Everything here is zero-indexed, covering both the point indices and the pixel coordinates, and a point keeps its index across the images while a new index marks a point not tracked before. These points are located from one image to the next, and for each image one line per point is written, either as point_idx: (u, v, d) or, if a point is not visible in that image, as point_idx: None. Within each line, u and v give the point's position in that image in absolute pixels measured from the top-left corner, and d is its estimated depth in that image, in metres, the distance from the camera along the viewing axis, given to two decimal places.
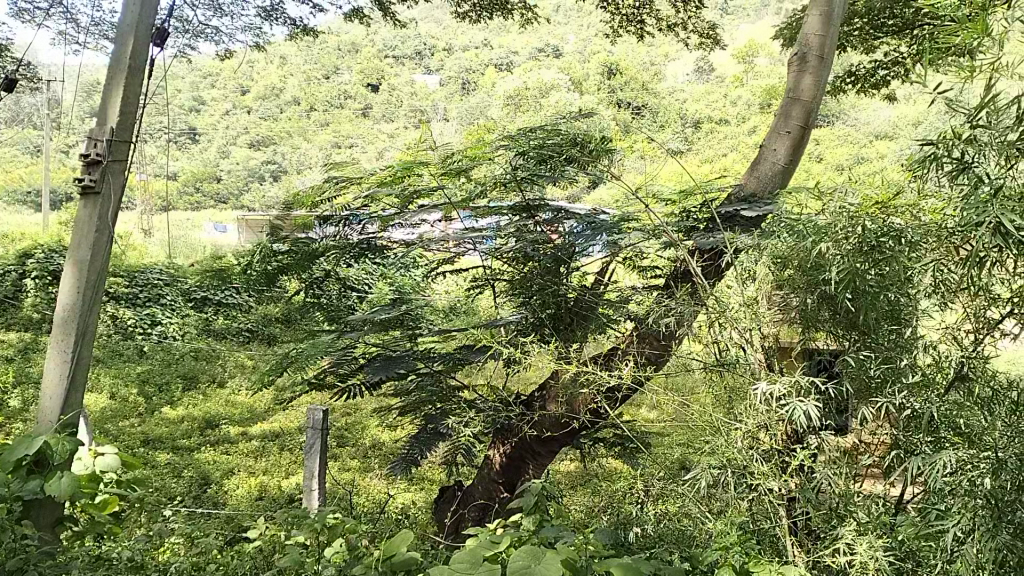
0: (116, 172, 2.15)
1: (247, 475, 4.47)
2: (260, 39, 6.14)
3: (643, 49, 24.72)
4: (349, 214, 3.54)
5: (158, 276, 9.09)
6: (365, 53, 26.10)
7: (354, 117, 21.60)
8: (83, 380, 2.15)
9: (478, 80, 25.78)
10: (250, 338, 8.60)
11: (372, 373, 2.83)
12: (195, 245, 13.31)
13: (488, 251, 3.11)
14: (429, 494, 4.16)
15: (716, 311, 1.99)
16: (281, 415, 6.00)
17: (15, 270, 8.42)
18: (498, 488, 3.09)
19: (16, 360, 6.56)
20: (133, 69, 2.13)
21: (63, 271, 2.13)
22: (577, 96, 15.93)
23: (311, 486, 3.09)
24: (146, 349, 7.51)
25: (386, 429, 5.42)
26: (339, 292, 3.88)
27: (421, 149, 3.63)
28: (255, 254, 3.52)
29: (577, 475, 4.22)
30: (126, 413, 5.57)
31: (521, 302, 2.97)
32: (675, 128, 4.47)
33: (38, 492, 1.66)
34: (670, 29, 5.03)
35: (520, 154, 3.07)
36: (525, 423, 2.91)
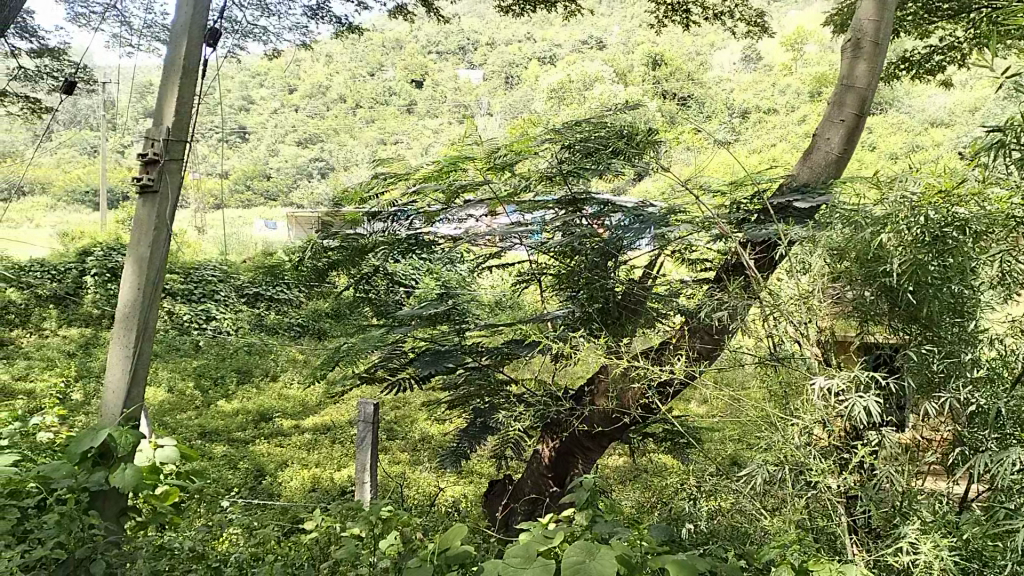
0: (173, 170, 2.20)
1: (301, 467, 4.56)
2: (306, 38, 6.25)
3: (689, 39, 24.44)
4: (397, 209, 3.51)
5: (212, 273, 9.32)
6: (409, 49, 26.31)
7: (399, 113, 21.80)
8: (144, 375, 2.20)
9: (522, 74, 25.81)
10: (301, 333, 8.76)
11: (421, 368, 2.86)
12: (247, 242, 13.60)
13: (535, 245, 3.11)
14: (478, 488, 4.18)
15: (772, 304, 1.96)
16: (332, 408, 6.09)
17: (75, 268, 8.70)
18: (547, 483, 3.10)
19: (77, 354, 6.78)
20: (187, 69, 2.18)
21: (124, 268, 2.18)
22: (622, 87, 15.83)
23: (363, 478, 3.14)
24: (201, 343, 7.70)
25: (435, 423, 5.46)
26: (387, 287, 3.92)
27: (467, 144, 3.64)
28: (306, 251, 3.58)
29: (626, 470, 4.20)
30: (183, 406, 5.72)
31: (569, 296, 2.96)
32: (723, 118, 4.40)
33: (103, 483, 1.71)
34: (716, 18, 4.96)
35: (566, 147, 3.06)
36: (575, 417, 2.91)
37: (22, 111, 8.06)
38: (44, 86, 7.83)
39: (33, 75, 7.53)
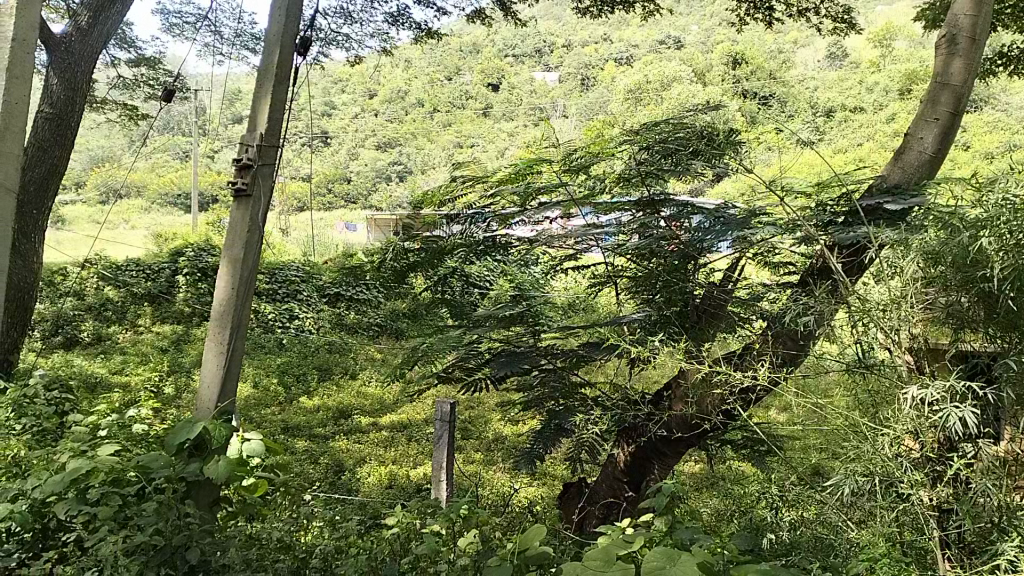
0: (265, 175, 2.29)
1: (378, 463, 4.66)
2: (387, 44, 6.38)
3: (771, 37, 23.85)
4: (474, 212, 3.58)
5: (295, 273, 9.66)
6: (487, 53, 26.53)
7: (476, 116, 22.01)
8: (237, 373, 2.29)
9: (598, 76, 25.71)
10: (379, 332, 8.95)
11: (497, 369, 2.88)
12: (328, 243, 13.97)
13: (610, 248, 3.09)
14: (552, 490, 4.19)
15: (859, 309, 1.90)
16: (408, 407, 6.20)
17: (169, 267, 9.13)
18: (623, 487, 3.08)
19: (169, 350, 7.10)
20: (279, 77, 2.26)
21: (219, 268, 2.28)
22: (701, 87, 15.55)
23: (438, 477, 3.18)
24: (285, 341, 7.96)
25: (509, 424, 5.50)
26: (463, 288, 3.97)
27: (545, 147, 3.65)
28: (387, 252, 3.67)
29: (703, 477, 4.13)
30: (268, 401, 5.92)
31: (646, 299, 2.93)
32: (808, 117, 4.27)
33: (198, 473, 1.79)
34: (800, 15, 4.83)
35: (644, 148, 3.04)
36: (653, 422, 2.87)
37: (121, 118, 8.53)
38: (141, 94, 8.26)
39: (131, 83, 7.97)
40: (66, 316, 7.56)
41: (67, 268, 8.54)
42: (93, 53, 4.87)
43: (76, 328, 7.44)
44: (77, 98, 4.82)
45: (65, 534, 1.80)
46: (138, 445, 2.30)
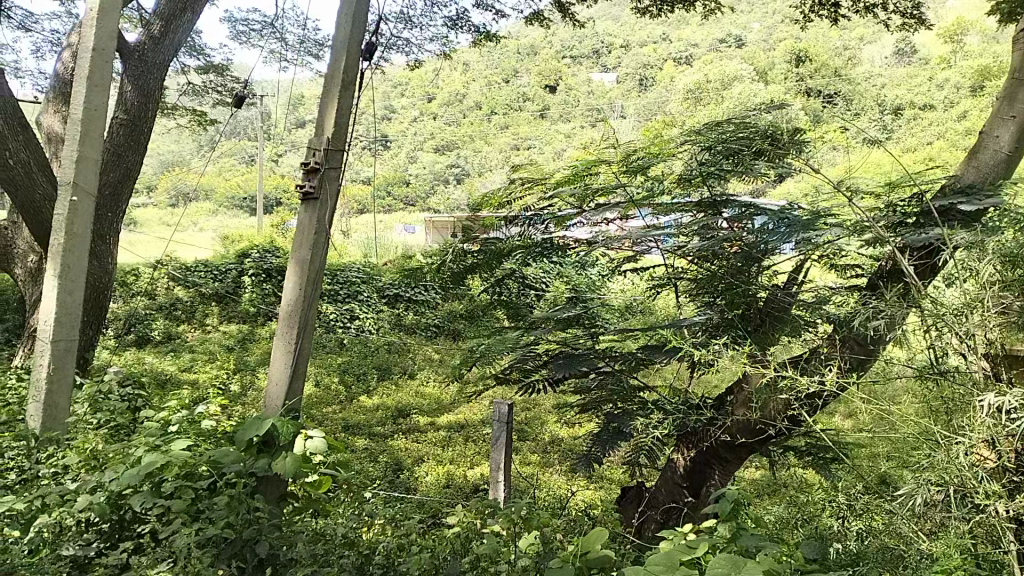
0: (331, 178, 2.34)
1: (436, 463, 4.70)
2: (446, 47, 6.43)
3: (836, 33, 23.26)
4: (532, 214, 3.58)
5: (356, 274, 9.84)
6: (544, 54, 26.56)
7: (533, 118, 22.04)
8: (303, 372, 2.34)
9: (657, 76, 25.47)
10: (437, 333, 9.05)
11: (555, 371, 2.86)
12: (388, 244, 14.18)
13: (669, 250, 3.05)
14: (609, 493, 4.16)
15: (932, 314, 1.84)
16: (466, 407, 6.25)
17: (235, 268, 9.41)
18: (682, 492, 3.05)
19: (236, 349, 7.31)
20: (345, 82, 2.31)
21: (287, 270, 2.34)
22: (763, 86, 15.25)
23: (496, 477, 3.19)
24: (346, 341, 8.11)
25: (566, 426, 5.49)
26: (520, 290, 3.97)
27: (604, 148, 3.64)
28: (447, 254, 3.69)
29: (764, 484, 4.05)
30: (329, 400, 6.05)
31: (707, 302, 2.88)
32: (875, 116, 4.15)
33: (266, 469, 1.84)
34: (867, 11, 4.70)
35: (706, 149, 3.00)
36: (715, 427, 2.83)
37: (190, 123, 8.82)
38: (209, 100, 8.52)
39: (200, 89, 8.21)
40: (138, 315, 7.85)
41: (139, 268, 8.87)
42: (164, 61, 5.04)
43: (148, 326, 7.73)
44: (149, 104, 5.00)
45: (141, 526, 1.88)
46: (208, 441, 2.38)
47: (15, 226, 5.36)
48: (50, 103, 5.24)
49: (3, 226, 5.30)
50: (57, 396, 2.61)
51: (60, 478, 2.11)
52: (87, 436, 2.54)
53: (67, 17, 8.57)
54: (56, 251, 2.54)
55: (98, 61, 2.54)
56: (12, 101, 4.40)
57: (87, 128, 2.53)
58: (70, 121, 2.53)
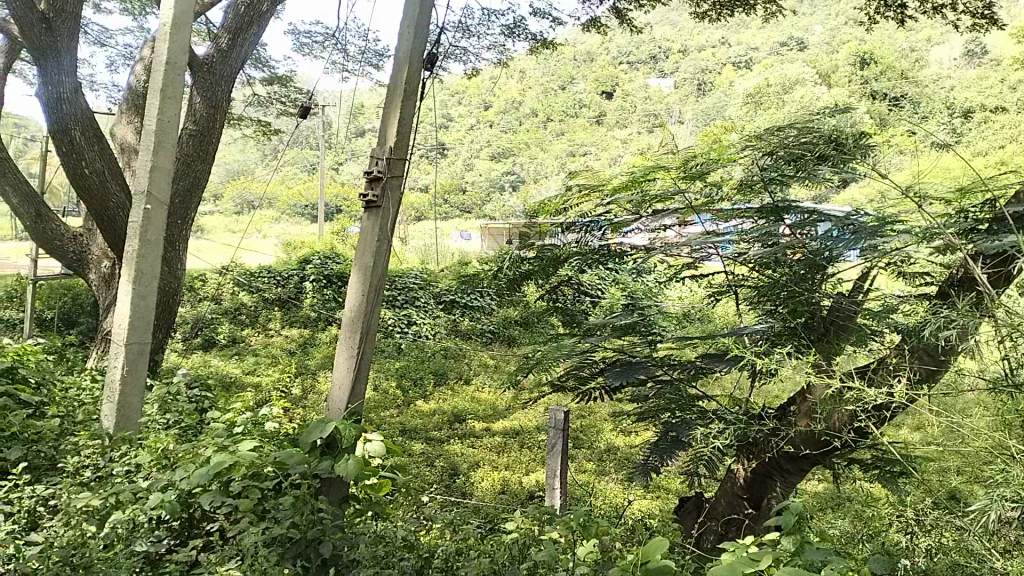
0: (394, 187, 2.38)
1: (491, 468, 4.72)
2: (504, 55, 6.48)
3: (903, 35, 22.58)
4: (590, 221, 3.56)
5: (414, 280, 9.97)
6: (600, 61, 26.49)
7: (590, 124, 21.97)
8: (366, 375, 2.39)
9: (716, 80, 25.17)
10: (492, 339, 9.09)
11: (612, 379, 2.84)
12: (444, 251, 14.31)
13: (728, 257, 3.00)
14: (667, 503, 4.12)
15: (1007, 325, 1.78)
16: (521, 413, 6.26)
17: (298, 274, 9.65)
18: (742, 504, 2.99)
19: (298, 352, 7.49)
20: (407, 92, 2.36)
21: (351, 276, 2.39)
22: (826, 89, 14.88)
23: (552, 484, 3.17)
24: (403, 346, 8.22)
25: (622, 434, 5.45)
26: (575, 296, 3.96)
27: (663, 154, 3.61)
28: (504, 261, 3.70)
29: (826, 496, 3.96)
30: (387, 404, 6.14)
31: (768, 310, 2.83)
32: (945, 119, 4.02)
33: (329, 471, 1.89)
34: (935, 11, 4.57)
35: (768, 155, 2.95)
36: (777, 438, 2.78)
37: (255, 133, 9.09)
38: (273, 110, 8.76)
39: (265, 100, 8.45)
40: (205, 319, 8.11)
41: (206, 274, 9.17)
42: (232, 73, 5.19)
43: (214, 330, 7.96)
44: (216, 116, 5.16)
45: (210, 524, 1.93)
46: (272, 442, 2.44)
47: (90, 233, 5.57)
48: (124, 114, 5.46)
49: (78, 233, 5.52)
50: (130, 396, 2.71)
51: (134, 476, 2.19)
52: (157, 437, 2.62)
53: (140, 32, 8.93)
54: (131, 257, 2.64)
55: (171, 75, 2.64)
56: (89, 114, 4.58)
57: (160, 139, 2.63)
58: (144, 132, 2.63)
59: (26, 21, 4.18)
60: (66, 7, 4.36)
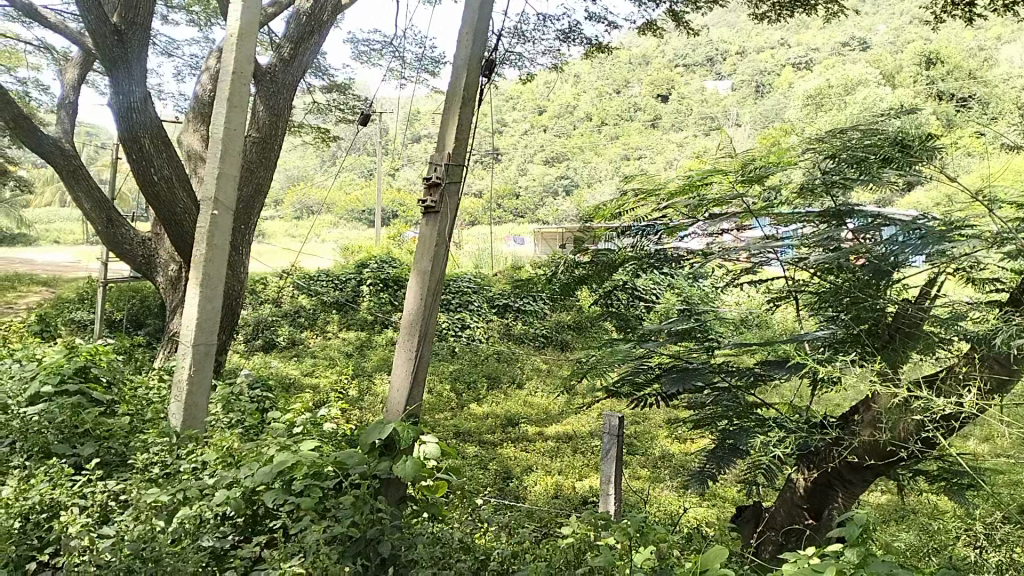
0: (452, 192, 2.41)
1: (544, 473, 4.72)
2: (559, 60, 6.49)
3: (972, 33, 21.80)
4: (646, 225, 3.53)
5: (468, 284, 10.03)
6: (656, 63, 26.28)
7: (645, 127, 21.80)
8: (424, 378, 2.41)
9: (774, 82, 24.71)
10: (545, 343, 9.09)
11: (667, 385, 2.80)
12: (498, 256, 14.36)
13: (786, 262, 2.92)
14: (723, 512, 4.05)
15: None
16: (574, 418, 6.24)
17: (355, 278, 9.81)
18: (803, 515, 2.92)
19: (354, 355, 7.61)
20: (465, 98, 2.39)
21: (410, 280, 2.42)
22: (889, 89, 14.45)
23: (606, 490, 3.14)
24: (457, 350, 8.29)
25: (677, 441, 5.39)
26: (630, 301, 3.93)
27: (721, 158, 3.57)
28: (559, 266, 3.70)
29: (889, 509, 3.84)
30: (441, 407, 6.19)
31: (830, 317, 2.76)
32: (1016, 119, 3.88)
33: (388, 472, 1.93)
34: (1006, 9, 4.41)
35: (831, 158, 2.89)
36: (839, 448, 2.71)
37: (315, 140, 9.28)
38: (332, 117, 8.94)
39: (324, 107, 8.63)
40: (265, 321, 8.30)
41: (267, 277, 9.38)
42: (294, 82, 5.32)
43: (274, 333, 8.15)
44: (279, 123, 5.29)
45: (272, 522, 1.98)
46: (331, 442, 2.48)
47: (158, 237, 5.76)
48: (191, 122, 5.64)
49: (146, 237, 5.71)
50: (197, 396, 2.78)
51: (199, 473, 2.26)
52: (222, 437, 2.69)
53: (205, 43, 9.20)
54: (198, 260, 2.73)
55: (237, 84, 2.72)
56: (158, 122, 4.75)
57: (227, 146, 2.71)
58: (212, 140, 2.72)
59: (100, 33, 4.36)
60: (138, 19, 4.53)
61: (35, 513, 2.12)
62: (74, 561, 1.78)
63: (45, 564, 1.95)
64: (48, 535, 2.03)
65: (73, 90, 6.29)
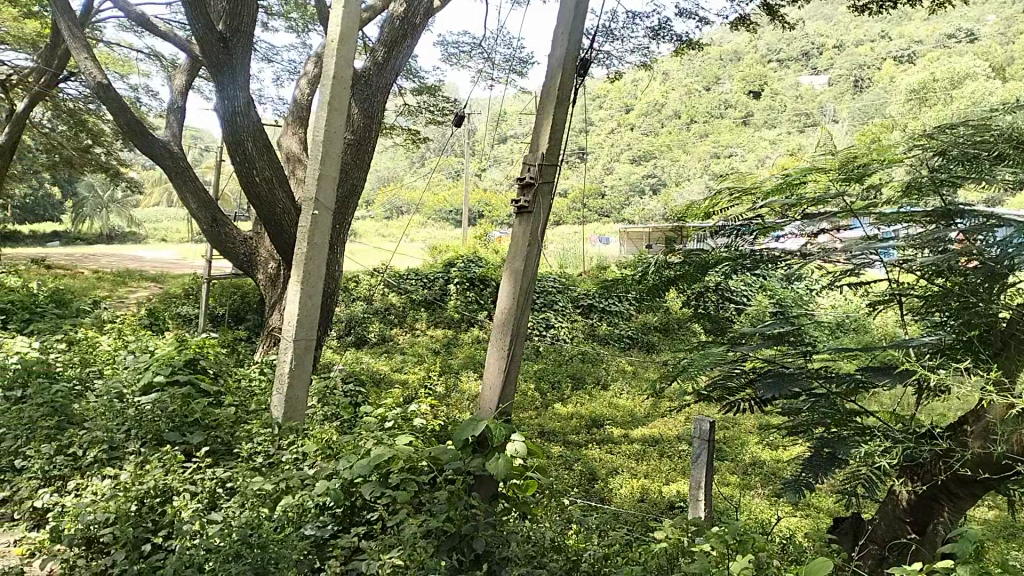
0: (546, 192, 2.42)
1: (630, 476, 4.67)
2: (648, 58, 6.41)
3: None
4: (741, 225, 3.43)
5: (552, 284, 10.06)
6: (748, 59, 25.61)
7: (735, 125, 21.29)
8: (515, 377, 2.43)
9: (875, 77, 23.67)
10: (630, 345, 9.00)
11: (763, 390, 2.73)
12: (583, 256, 14.30)
13: (888, 265, 2.72)
14: (817, 522, 3.92)
15: None
16: (660, 421, 6.16)
17: (442, 277, 9.98)
18: (905, 528, 2.81)
19: (441, 352, 7.72)
20: (560, 97, 2.40)
21: (503, 279, 2.45)
22: (1000, 81, 13.60)
23: (696, 495, 3.07)
24: (542, 349, 8.31)
25: (768, 448, 5.25)
26: (721, 303, 3.84)
27: (820, 156, 3.45)
28: (650, 267, 3.64)
29: (999, 527, 3.63)
30: (527, 406, 6.23)
31: (939, 323, 2.63)
32: None
33: (482, 469, 1.97)
34: None
35: (940, 155, 2.76)
36: (946, 461, 2.58)
37: (405, 141, 9.47)
38: (422, 118, 9.11)
39: (415, 109, 8.80)
40: (357, 318, 8.53)
41: (359, 276, 9.65)
42: (388, 84, 5.45)
43: (365, 329, 8.36)
44: (373, 126, 5.43)
45: (369, 513, 2.04)
46: (424, 438, 2.53)
47: (258, 236, 5.99)
48: (290, 125, 5.85)
49: (248, 236, 5.95)
50: (297, 389, 2.89)
51: (300, 464, 2.34)
52: (319, 430, 2.78)
53: (303, 48, 9.52)
54: (300, 259, 2.84)
55: (338, 88, 2.80)
56: (259, 125, 4.94)
57: (327, 148, 2.80)
58: (313, 143, 2.81)
59: (206, 40, 4.55)
60: (241, 26, 4.69)
61: (150, 497, 2.23)
62: (188, 544, 1.89)
63: (160, 547, 2.07)
64: (161, 518, 2.14)
65: (181, 95, 6.62)
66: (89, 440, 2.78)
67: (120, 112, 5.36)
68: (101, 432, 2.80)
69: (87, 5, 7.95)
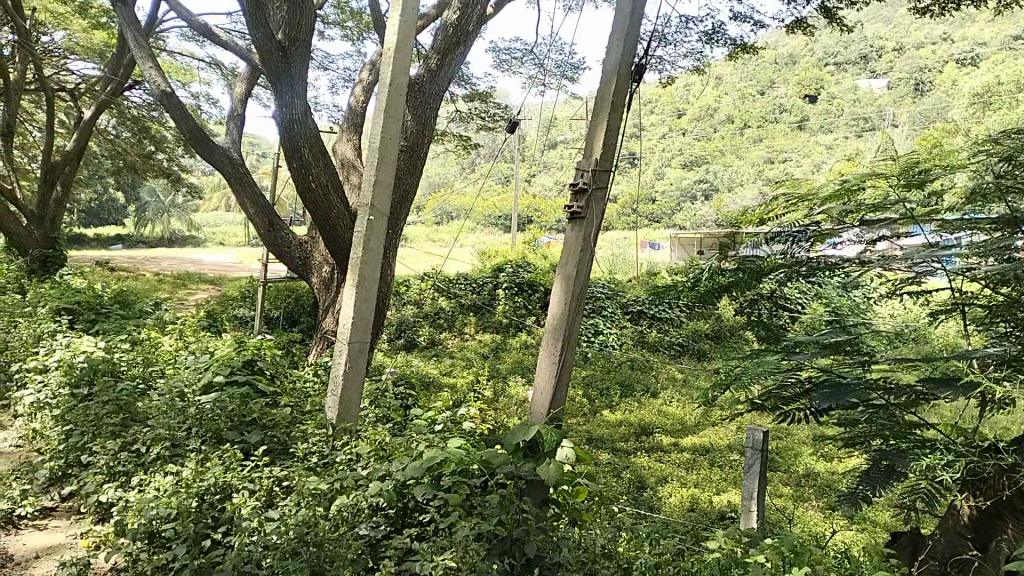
0: (598, 198, 2.42)
1: (679, 485, 4.62)
2: (701, 62, 6.34)
3: None
4: (796, 231, 3.33)
5: (601, 290, 10.01)
6: (804, 63, 25.16)
7: (790, 129, 20.90)
8: (566, 382, 2.44)
9: (937, 79, 22.97)
10: (681, 352, 8.90)
11: (818, 401, 2.65)
12: (633, 262, 14.20)
13: (951, 273, 2.66)
14: (873, 536, 3.82)
15: None
16: (710, 430, 6.08)
17: (491, 282, 10.03)
18: (967, 544, 2.74)
19: (490, 357, 7.75)
20: (613, 103, 2.40)
21: (555, 284, 2.46)
22: None
23: (749, 505, 3.03)
24: (590, 355, 8.28)
25: (822, 460, 5.13)
26: (775, 311, 3.78)
27: (878, 163, 3.37)
28: (703, 274, 3.61)
29: None
30: (576, 413, 6.21)
31: (1004, 333, 2.54)
32: None
33: (533, 474, 1.98)
34: None
35: (1006, 162, 2.67)
36: (1009, 475, 2.51)
37: (456, 147, 9.56)
38: (472, 124, 9.18)
39: (466, 115, 8.87)
40: (408, 321, 8.62)
41: (409, 281, 9.76)
42: (441, 91, 5.51)
43: (415, 333, 8.45)
44: (425, 131, 5.50)
45: (421, 515, 2.07)
46: (475, 442, 2.54)
47: (313, 240, 6.11)
48: (344, 131, 5.96)
49: (302, 240, 6.07)
50: (351, 391, 2.94)
51: (354, 465, 2.39)
52: (372, 431, 2.82)
53: (357, 55, 9.68)
54: (355, 262, 2.89)
55: (394, 96, 2.85)
56: (315, 132, 5.04)
57: (382, 154, 2.85)
58: (369, 149, 2.86)
59: (266, 49, 4.67)
60: (299, 35, 4.78)
61: (209, 494, 2.30)
62: (247, 540, 1.95)
63: (218, 542, 2.13)
64: (220, 514, 2.21)
65: (241, 102, 6.79)
66: (152, 437, 2.87)
67: (182, 119, 5.53)
68: (163, 429, 2.89)
69: (152, 16, 8.23)
